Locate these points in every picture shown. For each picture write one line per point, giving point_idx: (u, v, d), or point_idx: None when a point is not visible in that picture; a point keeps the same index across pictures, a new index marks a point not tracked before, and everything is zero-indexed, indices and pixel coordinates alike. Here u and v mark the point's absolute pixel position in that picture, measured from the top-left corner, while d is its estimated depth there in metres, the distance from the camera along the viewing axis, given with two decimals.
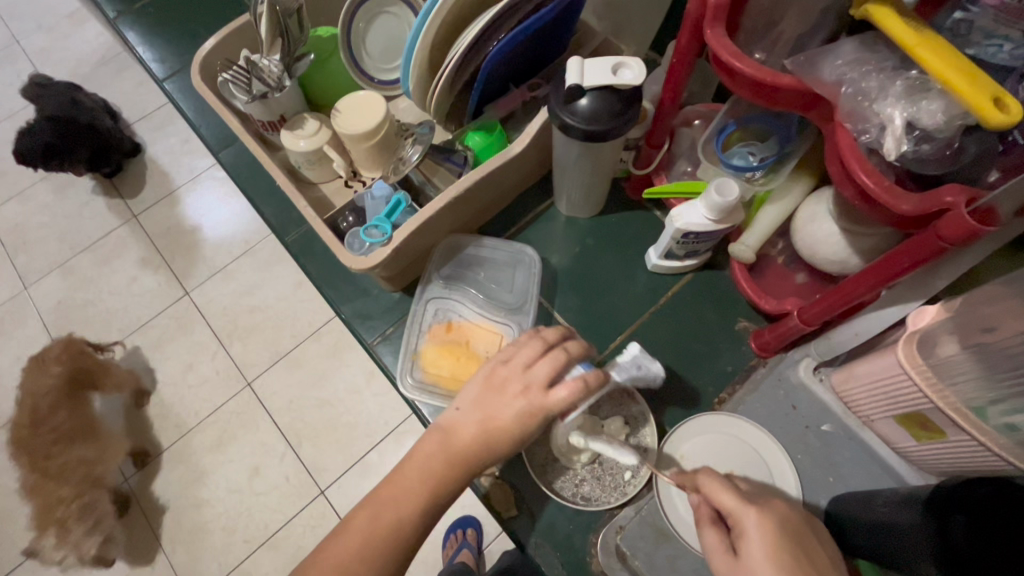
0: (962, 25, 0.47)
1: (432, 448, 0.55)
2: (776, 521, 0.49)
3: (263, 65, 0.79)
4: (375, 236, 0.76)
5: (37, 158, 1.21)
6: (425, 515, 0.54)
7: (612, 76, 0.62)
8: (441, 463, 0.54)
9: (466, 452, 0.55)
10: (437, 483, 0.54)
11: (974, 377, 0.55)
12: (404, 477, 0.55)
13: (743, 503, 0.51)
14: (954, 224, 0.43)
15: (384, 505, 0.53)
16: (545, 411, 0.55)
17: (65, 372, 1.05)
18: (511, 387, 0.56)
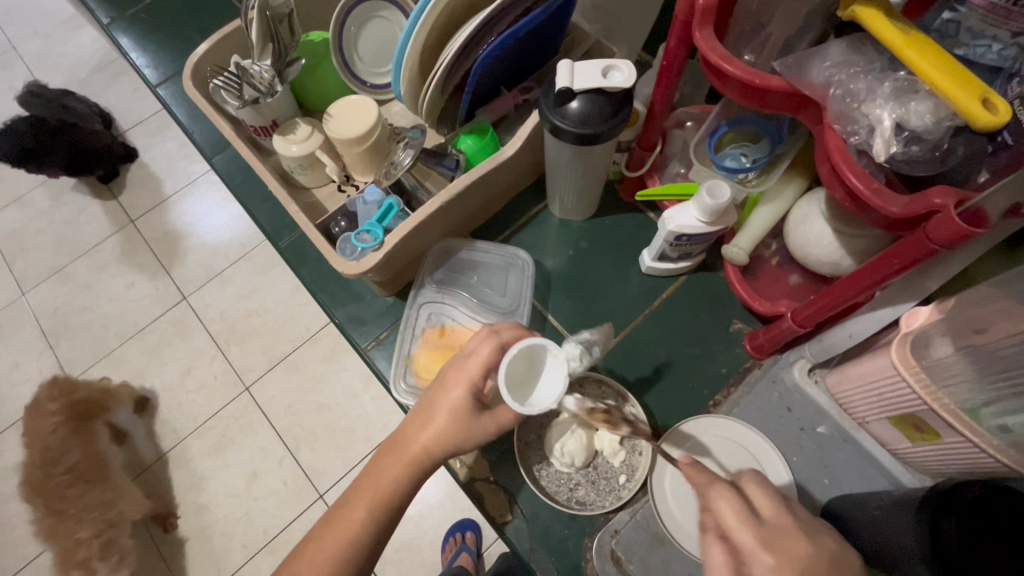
0: (950, 25, 0.47)
1: (384, 458, 0.55)
2: (797, 564, 0.42)
3: (254, 70, 0.78)
4: (366, 241, 0.74)
5: (14, 159, 1.21)
6: (383, 522, 0.55)
7: (602, 78, 0.61)
8: (393, 473, 0.54)
9: (418, 457, 0.54)
10: (391, 490, 0.54)
11: (966, 380, 0.55)
12: (358, 490, 0.55)
13: (760, 543, 0.43)
14: (943, 227, 0.43)
15: (341, 519, 0.54)
16: (469, 378, 0.55)
17: (66, 408, 1.05)
18: (455, 384, 0.55)
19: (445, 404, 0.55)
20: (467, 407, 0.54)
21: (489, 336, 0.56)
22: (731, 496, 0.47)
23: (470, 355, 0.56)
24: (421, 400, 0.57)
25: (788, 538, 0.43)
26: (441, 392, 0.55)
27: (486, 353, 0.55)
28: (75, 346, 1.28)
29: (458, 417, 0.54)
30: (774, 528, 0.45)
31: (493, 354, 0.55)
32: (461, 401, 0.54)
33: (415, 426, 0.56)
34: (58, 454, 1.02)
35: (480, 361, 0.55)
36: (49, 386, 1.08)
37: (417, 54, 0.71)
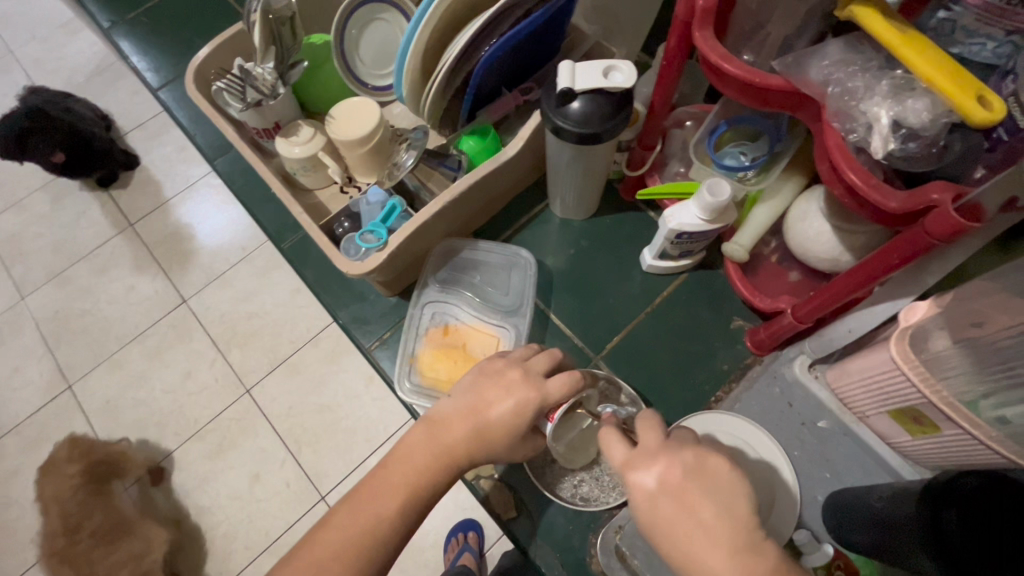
0: (945, 24, 0.47)
1: (421, 446, 0.54)
2: (655, 474, 0.41)
3: (256, 73, 0.78)
4: (370, 240, 0.76)
5: (9, 146, 1.20)
6: (410, 515, 0.52)
7: (603, 79, 0.62)
8: (431, 465, 0.53)
9: (460, 453, 0.54)
10: (427, 484, 0.53)
11: (964, 371, 0.56)
12: (390, 478, 0.53)
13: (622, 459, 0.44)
14: (942, 222, 0.44)
15: (367, 506, 0.51)
16: (540, 399, 0.56)
17: (84, 470, 0.97)
18: (515, 392, 0.55)
19: (504, 412, 0.55)
20: (525, 422, 0.55)
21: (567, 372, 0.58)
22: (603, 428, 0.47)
23: (541, 380, 0.57)
24: (466, 394, 0.56)
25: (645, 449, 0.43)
26: (500, 399, 0.55)
27: (563, 385, 0.57)
28: (75, 349, 1.28)
29: (514, 428, 0.55)
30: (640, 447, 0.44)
31: (567, 389, 0.57)
32: (524, 416, 0.55)
33: (462, 420, 0.55)
34: (79, 519, 0.94)
35: (551, 391, 0.57)
36: (67, 443, 0.99)
37: (419, 55, 0.72)
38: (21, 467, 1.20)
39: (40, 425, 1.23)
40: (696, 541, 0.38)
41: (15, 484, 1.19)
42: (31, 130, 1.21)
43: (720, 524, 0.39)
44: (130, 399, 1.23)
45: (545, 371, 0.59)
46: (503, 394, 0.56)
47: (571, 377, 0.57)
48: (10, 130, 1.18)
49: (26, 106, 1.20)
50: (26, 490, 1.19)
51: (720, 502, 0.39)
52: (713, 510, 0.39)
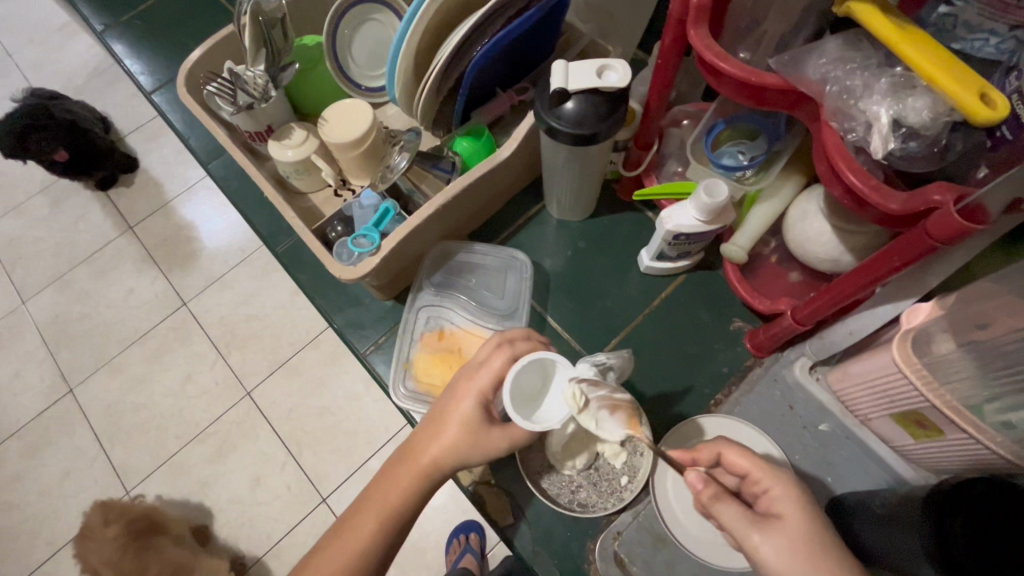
0: (947, 20, 0.46)
1: (395, 468, 0.57)
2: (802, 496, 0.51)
3: (248, 76, 0.77)
4: (364, 245, 0.74)
5: (10, 143, 1.17)
6: (391, 530, 0.56)
7: (598, 79, 0.61)
8: (403, 483, 0.56)
9: (428, 467, 0.56)
10: (401, 501, 0.56)
11: (969, 376, 0.55)
12: (368, 500, 0.56)
13: (772, 467, 0.53)
14: (943, 224, 0.42)
15: (349, 531, 0.55)
16: (478, 385, 0.56)
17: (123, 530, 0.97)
18: (461, 391, 0.57)
19: (455, 416, 0.56)
20: (476, 418, 0.56)
21: (502, 347, 0.58)
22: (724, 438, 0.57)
23: (482, 367, 0.57)
24: (433, 409, 0.59)
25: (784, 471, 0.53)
26: (451, 404, 0.57)
27: (496, 366, 0.57)
28: (75, 354, 1.28)
29: (469, 428, 0.56)
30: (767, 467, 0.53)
31: (503, 368, 0.56)
32: (471, 414, 0.56)
33: (427, 434, 0.57)
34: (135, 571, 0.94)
35: (491, 374, 0.57)
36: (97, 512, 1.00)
37: (410, 57, 0.71)
38: (22, 471, 1.20)
39: (41, 430, 1.23)
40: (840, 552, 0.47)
41: (17, 489, 1.19)
42: (32, 125, 1.18)
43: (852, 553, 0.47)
44: (130, 403, 1.23)
45: (483, 358, 0.58)
46: (455, 399, 0.57)
47: (504, 354, 0.57)
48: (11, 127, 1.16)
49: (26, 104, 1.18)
50: (27, 496, 1.19)
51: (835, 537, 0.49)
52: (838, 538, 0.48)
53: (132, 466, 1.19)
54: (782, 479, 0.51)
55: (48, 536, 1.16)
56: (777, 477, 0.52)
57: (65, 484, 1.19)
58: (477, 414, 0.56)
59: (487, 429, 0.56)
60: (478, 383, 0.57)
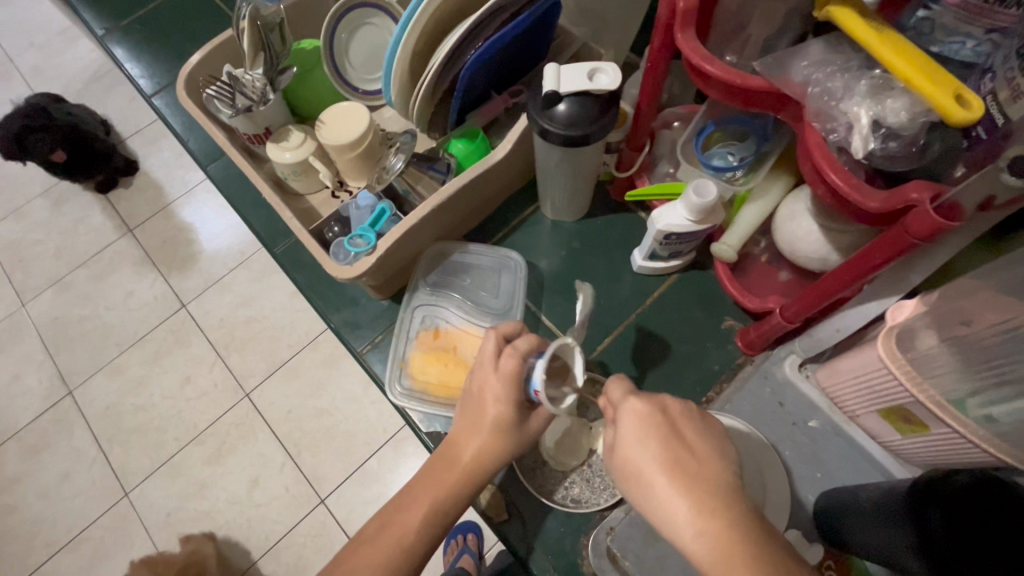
0: (925, 23, 0.47)
1: (438, 469, 0.58)
2: (653, 412, 0.47)
3: (246, 79, 0.79)
4: (360, 245, 0.75)
5: (9, 145, 1.19)
6: (436, 530, 0.56)
7: (588, 81, 0.62)
8: (450, 483, 0.57)
9: (470, 466, 0.58)
10: (446, 500, 0.57)
11: (952, 369, 0.56)
12: (411, 500, 0.56)
13: (626, 392, 0.49)
14: (921, 221, 0.44)
15: (393, 528, 0.54)
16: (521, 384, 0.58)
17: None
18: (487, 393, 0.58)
19: (490, 418, 0.58)
20: (510, 419, 0.58)
21: (510, 352, 0.58)
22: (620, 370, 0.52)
23: (496, 371, 0.59)
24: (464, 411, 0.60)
25: (650, 393, 0.49)
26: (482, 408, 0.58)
27: (512, 367, 0.57)
28: (75, 356, 1.29)
29: (507, 425, 0.58)
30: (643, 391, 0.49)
31: (518, 368, 0.57)
32: (505, 416, 0.58)
33: (469, 434, 0.59)
34: None
35: (506, 379, 0.58)
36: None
37: (405, 61, 0.72)
38: (22, 473, 1.21)
39: (40, 431, 1.24)
40: (683, 465, 0.43)
41: (16, 490, 1.20)
42: (32, 128, 1.20)
43: (711, 462, 0.44)
44: (130, 405, 1.24)
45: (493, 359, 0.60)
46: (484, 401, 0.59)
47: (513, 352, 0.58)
48: (10, 129, 1.18)
49: (26, 106, 1.20)
50: (27, 497, 1.19)
51: (716, 443, 0.46)
52: (711, 443, 0.46)
53: (132, 467, 1.20)
54: (639, 400, 0.47)
55: (47, 537, 1.17)
56: (631, 398, 0.48)
57: (65, 486, 1.20)
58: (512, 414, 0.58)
59: (521, 424, 0.59)
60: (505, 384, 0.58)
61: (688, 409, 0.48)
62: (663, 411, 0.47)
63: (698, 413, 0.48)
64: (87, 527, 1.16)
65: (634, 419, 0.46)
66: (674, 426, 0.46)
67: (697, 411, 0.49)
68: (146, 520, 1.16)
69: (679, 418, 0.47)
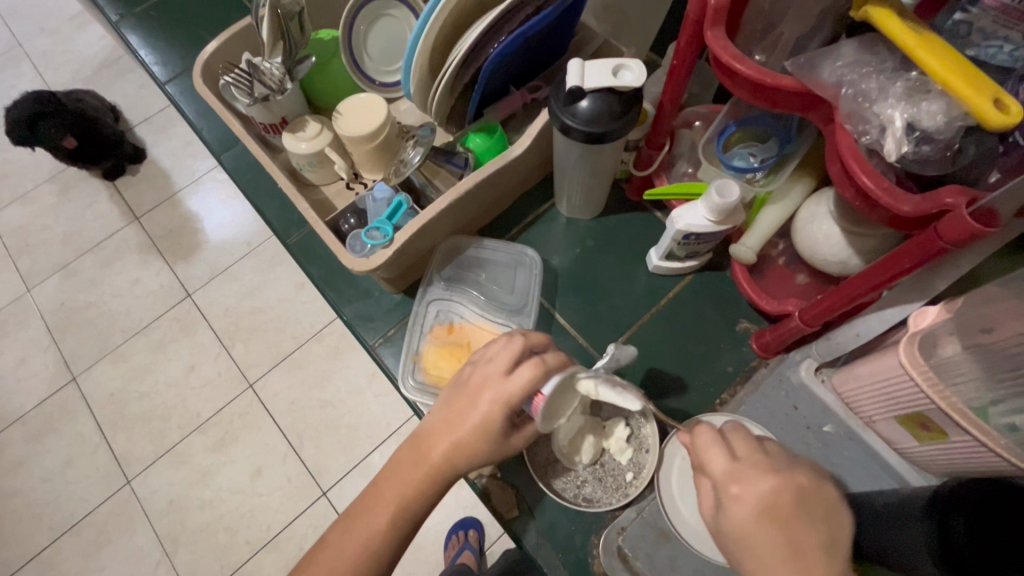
0: (962, 26, 0.47)
1: (409, 464, 0.56)
2: (768, 495, 0.43)
3: (265, 68, 0.78)
4: (376, 237, 0.76)
5: (19, 130, 1.17)
6: (403, 528, 0.55)
7: (613, 78, 0.62)
8: (417, 480, 0.55)
9: (440, 466, 0.55)
10: (413, 500, 0.55)
11: (974, 378, 0.56)
12: (380, 496, 0.55)
13: (729, 472, 0.46)
14: (956, 226, 0.43)
15: (360, 523, 0.54)
16: (506, 398, 0.54)
17: None
18: (483, 397, 0.55)
19: (470, 422, 0.55)
20: (494, 429, 0.55)
21: (530, 366, 0.55)
22: (706, 429, 0.50)
23: (507, 379, 0.55)
24: (445, 407, 0.58)
25: (753, 471, 0.45)
26: (468, 408, 0.56)
27: (526, 380, 0.55)
28: (80, 342, 1.28)
29: (486, 434, 0.55)
30: (746, 463, 0.46)
31: (533, 382, 0.55)
32: (488, 424, 0.55)
33: (441, 433, 0.56)
34: None
35: (517, 390, 0.54)
36: None
37: (426, 54, 0.71)
38: (25, 458, 1.21)
39: (44, 416, 1.23)
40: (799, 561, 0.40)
41: (18, 474, 1.20)
42: (36, 117, 1.17)
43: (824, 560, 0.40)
44: (134, 392, 1.23)
45: (505, 368, 0.56)
46: (474, 400, 0.56)
47: (532, 367, 0.55)
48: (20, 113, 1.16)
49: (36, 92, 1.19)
50: (30, 481, 1.19)
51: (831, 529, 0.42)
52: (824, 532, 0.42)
53: (134, 455, 1.19)
54: (744, 486, 0.45)
55: (49, 522, 1.16)
56: (732, 484, 0.45)
57: (67, 471, 1.19)
58: (497, 417, 0.55)
59: (507, 433, 0.56)
60: (505, 395, 0.54)
61: (789, 488, 0.43)
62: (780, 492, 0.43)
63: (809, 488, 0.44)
64: (89, 513, 1.16)
65: (744, 503, 0.44)
66: (785, 509, 0.43)
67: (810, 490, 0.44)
68: (148, 508, 1.16)
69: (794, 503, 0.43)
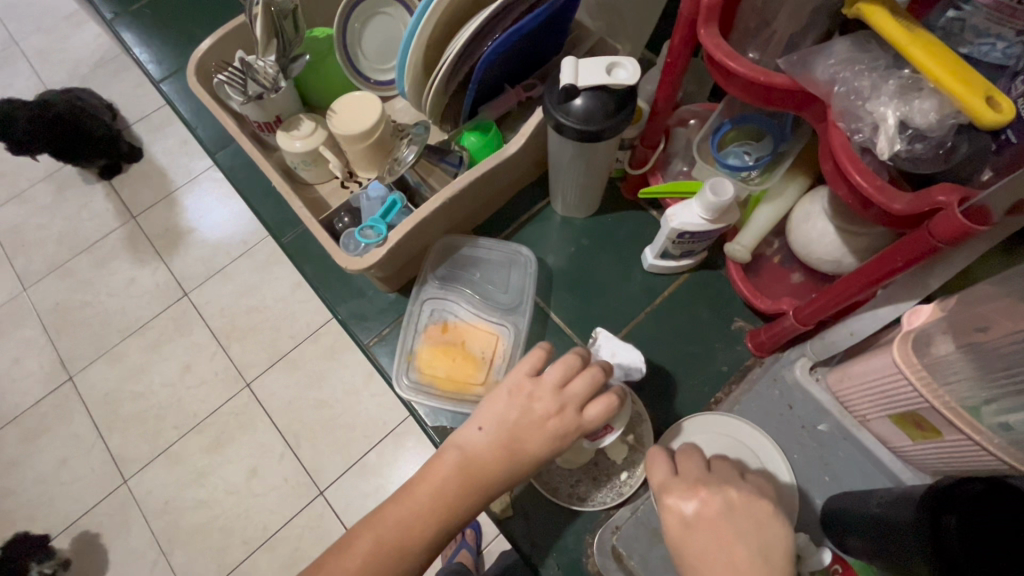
0: (955, 24, 0.47)
1: (460, 477, 0.52)
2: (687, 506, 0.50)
3: (258, 66, 0.78)
4: (370, 236, 0.76)
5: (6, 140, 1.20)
6: (439, 539, 0.51)
7: (607, 76, 0.61)
8: (469, 496, 0.51)
9: (497, 486, 0.52)
10: (460, 515, 0.51)
11: (967, 377, 0.55)
12: (420, 506, 0.50)
13: (662, 487, 0.53)
14: (947, 224, 0.43)
15: (398, 526, 0.50)
16: (578, 429, 0.55)
17: None
18: (552, 421, 0.54)
19: (541, 445, 0.53)
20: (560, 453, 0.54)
21: (607, 400, 0.56)
22: (658, 450, 0.58)
23: (579, 410, 0.55)
24: (502, 424, 0.53)
25: (681, 484, 0.52)
26: (538, 430, 0.53)
27: (601, 416, 0.55)
28: (75, 341, 1.28)
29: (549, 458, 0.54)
30: (681, 478, 0.53)
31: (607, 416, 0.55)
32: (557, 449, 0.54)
33: (501, 453, 0.52)
34: None
35: (589, 420, 0.55)
36: None
37: (419, 52, 0.71)
38: (20, 458, 1.20)
39: (40, 416, 1.23)
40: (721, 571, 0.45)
41: (14, 475, 1.19)
42: (22, 144, 1.23)
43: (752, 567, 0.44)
44: (130, 392, 1.23)
45: (581, 398, 0.55)
46: (541, 422, 0.54)
47: (608, 403, 0.56)
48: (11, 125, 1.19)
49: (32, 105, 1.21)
50: (25, 481, 1.19)
51: (758, 525, 0.47)
52: (759, 538, 0.46)
53: (129, 455, 1.19)
54: (675, 497, 0.51)
55: (44, 522, 1.16)
56: (666, 494, 0.52)
57: (63, 471, 1.19)
58: (562, 441, 0.54)
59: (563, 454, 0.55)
60: (580, 424, 0.54)
61: (708, 501, 0.50)
62: (703, 504, 0.49)
63: (746, 501, 0.49)
64: (85, 513, 1.16)
65: (672, 514, 0.50)
66: (714, 512, 0.49)
67: (740, 501, 0.49)
68: (144, 508, 1.15)
69: (716, 512, 0.49)
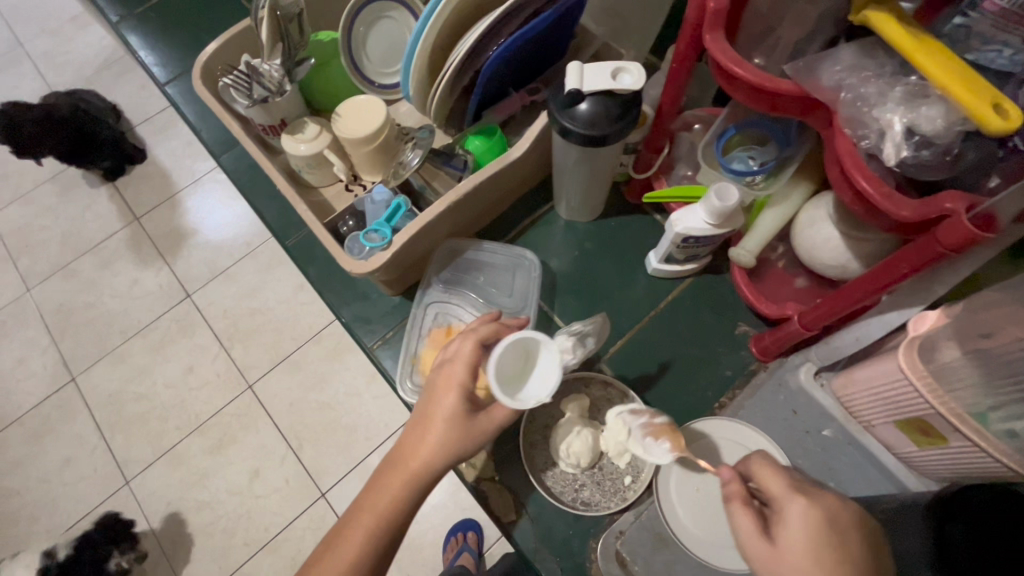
0: (961, 30, 0.47)
1: (385, 474, 0.56)
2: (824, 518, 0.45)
3: (264, 70, 0.78)
4: (375, 240, 0.76)
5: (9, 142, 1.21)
6: (385, 533, 0.54)
7: (612, 81, 0.61)
8: (394, 484, 0.55)
9: (417, 467, 0.55)
10: (394, 503, 0.54)
11: (973, 384, 0.55)
12: (361, 510, 0.55)
13: (792, 490, 0.47)
14: (955, 231, 0.43)
15: (348, 530, 0.54)
16: (460, 381, 0.56)
17: None
18: (439, 387, 0.57)
19: (436, 412, 0.55)
20: (461, 413, 0.55)
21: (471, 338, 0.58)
22: (763, 455, 0.52)
23: (456, 361, 0.57)
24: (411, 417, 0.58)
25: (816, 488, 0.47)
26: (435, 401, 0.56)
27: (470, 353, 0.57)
28: (78, 342, 1.28)
29: (451, 420, 0.55)
30: (809, 485, 0.48)
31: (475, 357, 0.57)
32: (451, 406, 0.55)
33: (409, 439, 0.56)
34: None
35: (465, 365, 0.57)
36: None
37: (425, 56, 0.71)
38: (23, 458, 1.20)
39: (42, 417, 1.23)
40: None
41: (16, 475, 1.19)
42: (25, 148, 1.23)
43: None
44: (132, 393, 1.23)
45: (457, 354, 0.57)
46: (433, 395, 0.57)
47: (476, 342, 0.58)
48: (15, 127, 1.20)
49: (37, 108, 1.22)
50: (27, 482, 1.19)
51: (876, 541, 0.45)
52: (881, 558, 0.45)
53: (132, 456, 1.19)
54: (810, 503, 0.46)
55: (47, 523, 1.16)
56: (801, 498, 0.46)
57: (65, 472, 1.19)
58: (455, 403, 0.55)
59: (473, 419, 0.56)
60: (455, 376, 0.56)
61: (840, 512, 0.46)
62: (837, 515, 0.45)
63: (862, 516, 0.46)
64: (86, 515, 1.16)
65: (814, 520, 0.45)
66: (840, 528, 0.45)
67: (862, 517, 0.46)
68: (145, 510, 1.15)
69: (850, 523, 0.45)
